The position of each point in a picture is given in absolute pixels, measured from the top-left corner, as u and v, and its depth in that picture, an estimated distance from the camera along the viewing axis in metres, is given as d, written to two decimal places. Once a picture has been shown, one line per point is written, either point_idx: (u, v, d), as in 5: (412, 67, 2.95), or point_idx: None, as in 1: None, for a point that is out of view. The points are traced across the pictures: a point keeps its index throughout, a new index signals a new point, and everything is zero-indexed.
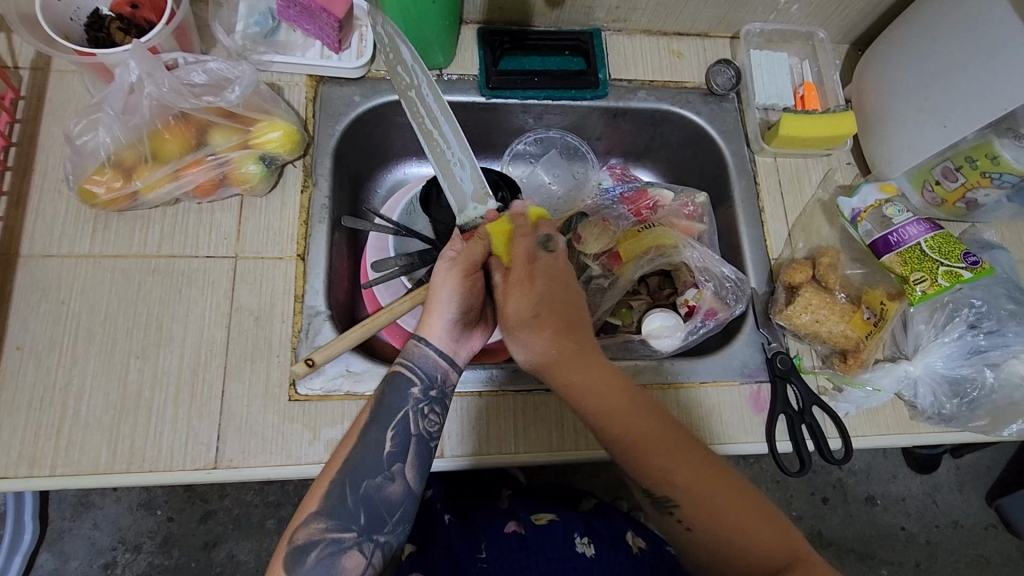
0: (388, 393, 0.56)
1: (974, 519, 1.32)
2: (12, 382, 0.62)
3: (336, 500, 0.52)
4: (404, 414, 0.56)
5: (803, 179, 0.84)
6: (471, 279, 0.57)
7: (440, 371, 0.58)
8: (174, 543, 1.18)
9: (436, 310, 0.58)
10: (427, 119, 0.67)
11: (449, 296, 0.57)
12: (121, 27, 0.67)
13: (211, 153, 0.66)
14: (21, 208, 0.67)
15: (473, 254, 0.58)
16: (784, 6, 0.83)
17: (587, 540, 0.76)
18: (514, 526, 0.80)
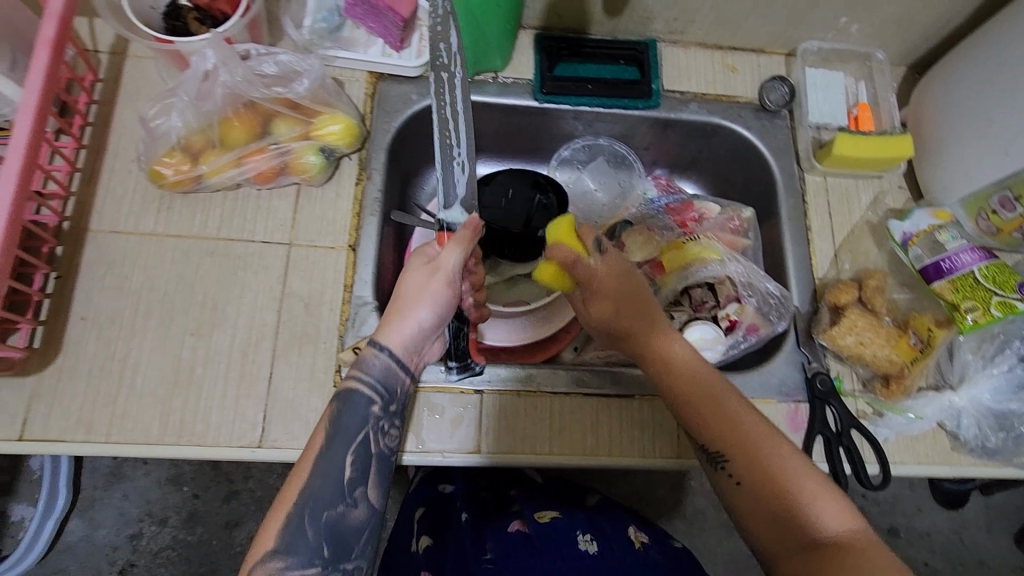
0: (344, 412, 0.56)
1: (1002, 561, 1.27)
2: (75, 350, 0.64)
3: (296, 535, 0.52)
4: (364, 434, 0.56)
5: (853, 200, 0.83)
6: (444, 287, 0.60)
7: (399, 384, 0.59)
8: (198, 519, 1.22)
9: (400, 311, 0.59)
10: (449, 118, 0.64)
11: (414, 299, 0.59)
12: (197, 17, 0.70)
13: (273, 142, 0.68)
14: (92, 185, 0.70)
15: (450, 257, 0.60)
16: (843, 25, 0.83)
17: (590, 537, 0.77)
18: (518, 526, 0.81)
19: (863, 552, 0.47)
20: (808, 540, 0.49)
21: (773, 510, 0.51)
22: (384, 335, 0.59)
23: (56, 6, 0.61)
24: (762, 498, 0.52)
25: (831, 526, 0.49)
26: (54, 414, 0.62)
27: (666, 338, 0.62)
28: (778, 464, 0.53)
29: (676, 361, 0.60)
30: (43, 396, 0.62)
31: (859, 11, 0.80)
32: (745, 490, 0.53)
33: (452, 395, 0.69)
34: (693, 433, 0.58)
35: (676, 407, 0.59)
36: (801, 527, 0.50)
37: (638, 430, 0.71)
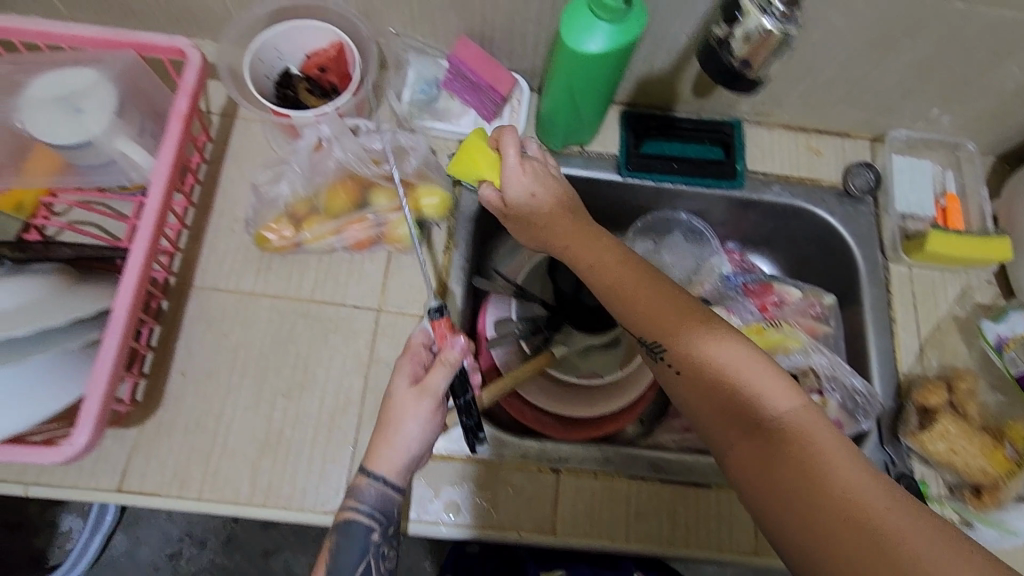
0: (342, 543, 0.58)
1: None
2: (174, 405, 0.67)
3: None
4: (365, 563, 0.58)
5: (939, 293, 0.81)
6: (429, 408, 0.59)
7: (394, 508, 0.59)
8: (237, 546, 1.23)
9: (388, 439, 0.58)
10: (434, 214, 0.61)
11: (398, 421, 0.58)
12: (306, 88, 0.74)
13: (373, 213, 0.70)
14: (198, 243, 0.73)
15: (434, 380, 0.59)
16: (936, 116, 0.82)
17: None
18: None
19: (809, 439, 0.46)
20: (764, 434, 0.48)
21: (724, 408, 0.50)
22: (375, 462, 0.58)
23: (188, 83, 0.64)
24: (708, 397, 0.51)
25: (774, 408, 0.49)
26: (152, 468, 0.65)
27: (591, 241, 0.61)
28: (721, 355, 0.51)
29: (609, 273, 0.58)
30: (142, 449, 0.65)
31: (955, 104, 0.79)
32: (685, 387, 0.53)
33: (530, 473, 0.70)
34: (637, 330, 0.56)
35: (613, 296, 0.58)
36: (755, 421, 0.49)
37: (715, 521, 0.70)
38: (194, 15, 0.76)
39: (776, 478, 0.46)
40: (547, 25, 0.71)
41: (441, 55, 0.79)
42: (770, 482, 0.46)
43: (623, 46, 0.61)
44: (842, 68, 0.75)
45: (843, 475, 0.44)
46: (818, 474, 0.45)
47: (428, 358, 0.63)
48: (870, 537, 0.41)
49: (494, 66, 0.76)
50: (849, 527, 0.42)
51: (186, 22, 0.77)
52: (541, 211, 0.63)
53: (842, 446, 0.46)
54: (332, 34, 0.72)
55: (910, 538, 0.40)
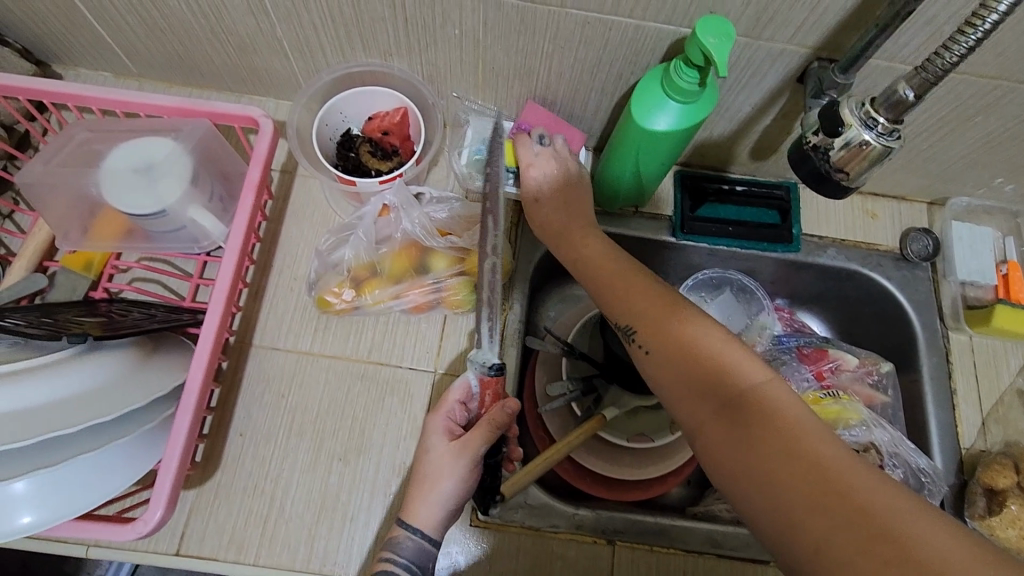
0: None
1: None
2: (232, 466, 0.67)
3: None
4: None
5: (1000, 364, 0.79)
6: (472, 467, 0.57)
7: (428, 561, 0.56)
8: None
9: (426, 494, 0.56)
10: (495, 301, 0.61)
11: (434, 479, 0.57)
12: (369, 150, 0.75)
13: (433, 278, 0.71)
14: (258, 300, 0.73)
15: (476, 437, 0.57)
16: (997, 184, 0.81)
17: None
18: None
19: (776, 409, 0.44)
20: (727, 404, 0.46)
21: (686, 383, 0.49)
22: (411, 515, 0.56)
23: (260, 152, 0.65)
24: (671, 372, 0.50)
25: (744, 378, 0.47)
26: (209, 531, 0.64)
27: (586, 240, 0.67)
28: (690, 331, 0.51)
29: (598, 272, 0.63)
30: (200, 511, 0.65)
31: (1018, 174, 0.78)
32: (654, 365, 0.52)
33: (585, 543, 0.69)
34: (621, 319, 0.57)
35: (599, 291, 0.61)
36: (714, 391, 0.47)
37: None
38: (259, 75, 0.77)
39: (736, 450, 0.44)
40: (609, 93, 0.72)
41: (500, 117, 0.79)
42: (737, 449, 0.44)
43: (692, 124, 0.62)
44: (905, 138, 0.74)
45: (812, 442, 0.42)
46: (781, 449, 0.42)
47: (463, 414, 0.61)
48: (842, 509, 0.39)
49: (563, 125, 0.76)
50: (811, 504, 0.40)
51: (251, 81, 0.79)
52: (541, 207, 0.72)
53: (810, 417, 0.44)
54: (397, 101, 0.74)
55: (856, 519, 0.38)
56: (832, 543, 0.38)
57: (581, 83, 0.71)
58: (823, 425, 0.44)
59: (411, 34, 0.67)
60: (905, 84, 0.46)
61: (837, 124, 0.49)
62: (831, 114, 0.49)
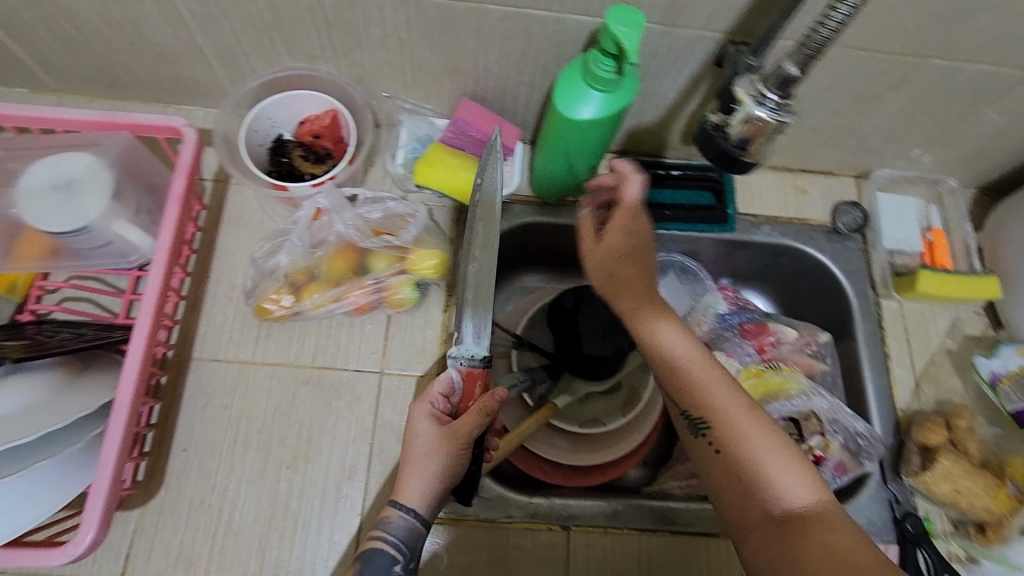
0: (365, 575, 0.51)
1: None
2: (177, 482, 0.66)
3: None
4: None
5: (929, 326, 0.83)
6: (462, 450, 0.56)
7: (417, 539, 0.53)
8: None
9: (414, 473, 0.54)
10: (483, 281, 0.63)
11: (423, 461, 0.55)
12: (302, 154, 0.74)
13: (373, 278, 0.70)
14: (196, 312, 0.72)
15: (467, 420, 0.56)
16: (916, 155, 0.85)
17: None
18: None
19: (824, 528, 0.48)
20: (780, 523, 0.50)
21: (737, 488, 0.53)
22: (399, 494, 0.54)
23: (185, 163, 0.64)
24: (731, 477, 0.54)
25: (791, 496, 0.50)
26: (156, 550, 0.63)
27: (640, 285, 0.62)
28: (753, 446, 0.53)
29: (656, 342, 0.59)
30: (146, 530, 0.64)
31: (935, 145, 0.81)
32: (711, 462, 0.56)
33: (540, 532, 0.69)
34: (676, 401, 0.59)
35: (659, 368, 0.60)
36: (767, 507, 0.51)
37: (726, 570, 0.70)
38: (184, 84, 0.76)
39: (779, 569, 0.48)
40: (537, 86, 0.72)
41: (433, 115, 0.79)
42: (783, 571, 0.48)
43: (613, 112, 0.63)
44: (825, 117, 0.77)
45: (841, 543, 0.46)
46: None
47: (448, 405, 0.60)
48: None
49: (498, 122, 0.76)
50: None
51: (177, 91, 0.77)
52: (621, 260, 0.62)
53: (852, 528, 0.48)
54: (326, 103, 0.73)
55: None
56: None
57: (510, 77, 0.71)
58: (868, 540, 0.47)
59: (334, 38, 0.66)
60: (790, 61, 0.49)
61: (734, 102, 0.53)
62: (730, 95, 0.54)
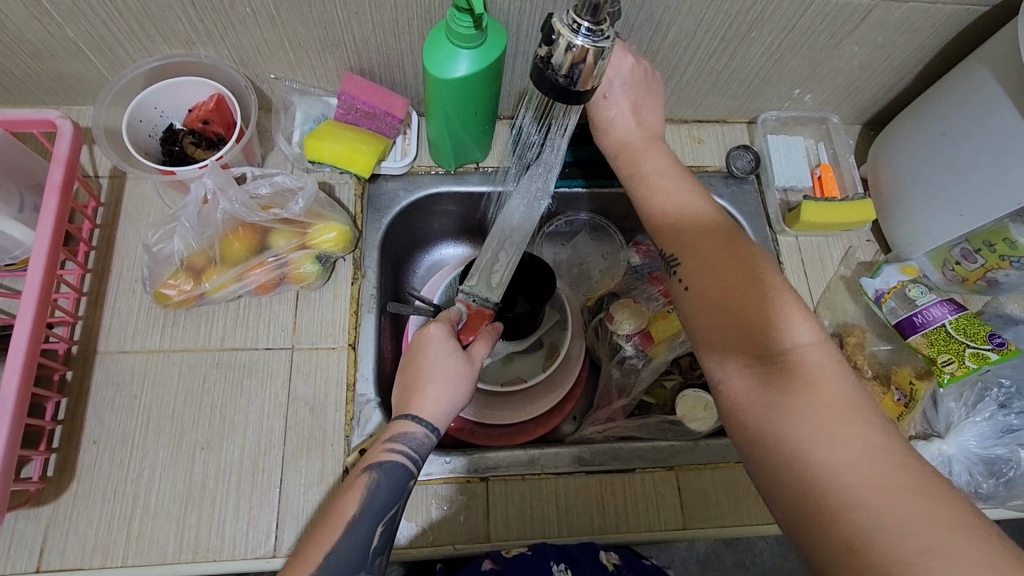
0: (382, 481, 0.58)
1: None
2: (89, 475, 0.66)
3: None
4: (393, 509, 0.58)
5: (825, 256, 0.87)
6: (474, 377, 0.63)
7: (428, 449, 0.60)
8: None
9: (436, 391, 0.60)
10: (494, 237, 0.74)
11: (445, 383, 0.61)
12: (192, 141, 0.74)
13: (273, 255, 0.71)
14: (99, 307, 0.72)
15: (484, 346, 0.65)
16: (798, 95, 0.89)
17: (564, 566, 0.67)
18: (490, 564, 0.69)
19: (814, 375, 0.49)
20: (770, 368, 0.51)
21: (721, 320, 0.55)
22: (415, 407, 0.60)
23: (62, 154, 0.65)
24: (714, 312, 0.56)
25: (782, 344, 0.51)
26: (71, 542, 0.63)
27: (656, 176, 0.65)
28: (762, 293, 0.55)
29: (664, 209, 0.63)
30: (59, 524, 0.64)
31: (811, 84, 0.86)
32: (693, 301, 0.58)
33: (459, 485, 0.71)
34: (666, 254, 0.61)
35: (657, 233, 0.63)
36: (759, 348, 0.52)
37: (643, 504, 0.72)
38: (68, 83, 0.76)
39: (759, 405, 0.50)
40: (418, 54, 0.74)
41: (325, 93, 0.80)
42: (766, 410, 0.49)
43: (483, 68, 0.65)
44: (701, 63, 0.80)
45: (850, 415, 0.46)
46: (810, 424, 0.47)
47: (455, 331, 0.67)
48: (830, 487, 0.43)
49: (385, 92, 0.77)
50: (817, 483, 0.44)
51: (62, 91, 0.77)
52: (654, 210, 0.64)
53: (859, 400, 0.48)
54: (212, 88, 0.74)
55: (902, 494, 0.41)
56: (826, 515, 0.43)
57: (389, 48, 0.73)
58: (858, 397, 0.48)
59: (205, 20, 0.67)
60: None
61: (550, 35, 0.50)
62: (547, 26, 0.51)
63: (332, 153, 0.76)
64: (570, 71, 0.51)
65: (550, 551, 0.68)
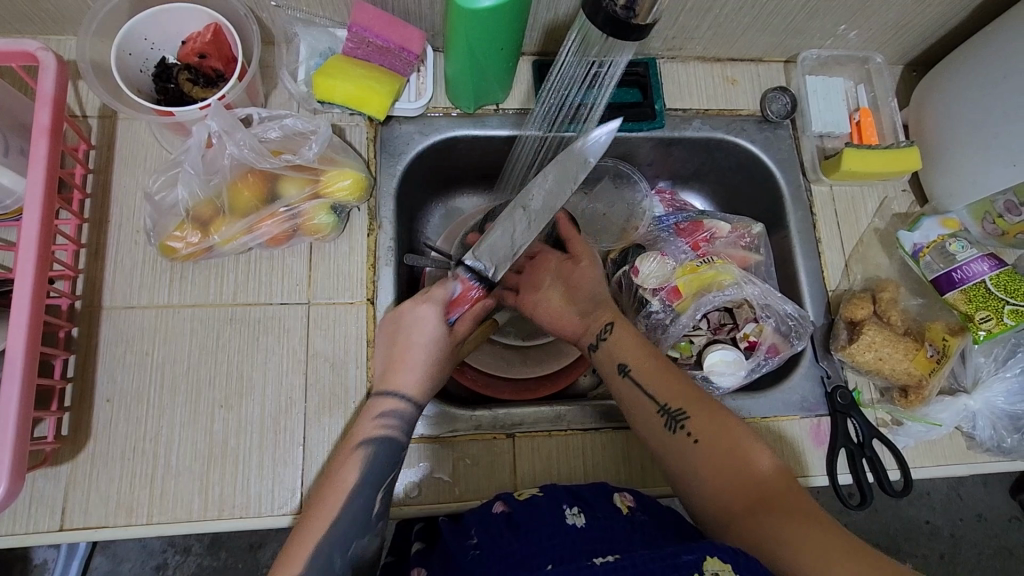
0: (374, 457, 0.59)
1: (998, 511, 1.34)
2: (105, 434, 0.64)
3: (326, 558, 0.53)
4: (391, 478, 0.60)
5: (859, 207, 0.83)
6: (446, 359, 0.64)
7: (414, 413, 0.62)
8: (221, 544, 1.15)
9: (403, 361, 0.62)
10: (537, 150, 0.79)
11: (411, 352, 0.63)
12: (189, 78, 0.68)
13: (285, 205, 0.66)
14: (100, 260, 0.68)
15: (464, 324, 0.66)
16: (842, 32, 0.82)
17: (578, 509, 0.58)
18: (501, 506, 0.61)
19: (812, 509, 0.52)
20: (743, 498, 0.54)
21: (728, 492, 0.55)
22: (396, 384, 0.62)
23: (48, 91, 0.59)
24: (719, 484, 0.55)
25: (774, 482, 0.54)
26: (93, 501, 0.62)
27: (633, 343, 0.65)
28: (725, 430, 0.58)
29: (647, 364, 0.63)
30: (79, 483, 0.62)
31: (859, 19, 0.79)
32: (704, 491, 0.56)
33: (485, 442, 0.70)
34: (654, 395, 0.61)
35: (647, 378, 0.62)
36: (725, 471, 0.56)
37: None
38: (46, 9, 0.68)
39: (761, 510, 0.52)
40: None
41: (332, 25, 0.73)
42: (778, 524, 0.51)
43: None
44: None
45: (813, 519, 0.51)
46: (788, 532, 0.50)
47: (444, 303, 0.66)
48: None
49: (399, 23, 0.69)
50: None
51: (39, 17, 0.69)
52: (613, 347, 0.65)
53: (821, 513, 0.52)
54: (207, 17, 0.66)
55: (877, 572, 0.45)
56: None
57: None
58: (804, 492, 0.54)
59: None
60: None
61: None
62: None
63: (346, 96, 0.70)
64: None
65: (561, 496, 0.60)
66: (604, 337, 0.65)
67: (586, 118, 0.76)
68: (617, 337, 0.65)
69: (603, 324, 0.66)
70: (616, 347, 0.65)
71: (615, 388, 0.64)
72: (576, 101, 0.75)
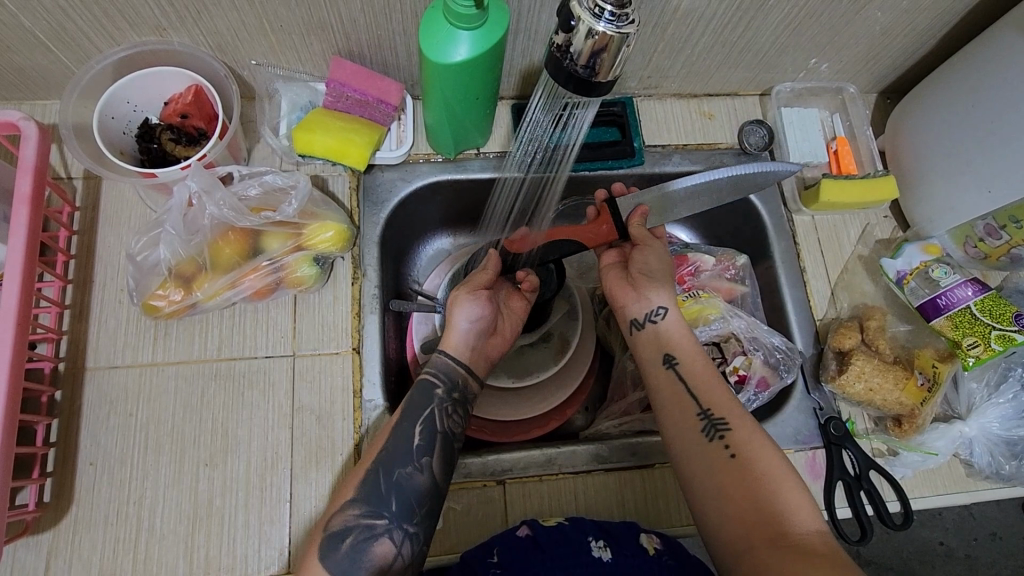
0: (415, 396, 0.63)
1: (1013, 530, 1.30)
2: (88, 499, 0.63)
3: (371, 484, 0.58)
4: (429, 412, 0.62)
5: (842, 234, 0.84)
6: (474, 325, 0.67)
7: (459, 374, 0.65)
8: None
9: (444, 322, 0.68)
10: (509, 195, 0.81)
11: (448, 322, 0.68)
12: (171, 137, 0.69)
13: (268, 259, 0.67)
14: (84, 321, 0.68)
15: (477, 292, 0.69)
16: (814, 65, 0.84)
17: (604, 542, 0.59)
18: (525, 530, 0.62)
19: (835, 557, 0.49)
20: (762, 526, 0.52)
21: (745, 521, 0.52)
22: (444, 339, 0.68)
23: (29, 160, 0.60)
24: (736, 506, 0.53)
25: (799, 525, 0.51)
26: (75, 569, 0.61)
27: (686, 338, 0.64)
28: (758, 458, 0.56)
29: (696, 364, 0.63)
30: (60, 551, 0.61)
31: (828, 52, 0.81)
32: (720, 511, 0.54)
33: (475, 489, 0.69)
34: (697, 397, 0.61)
35: (691, 376, 0.62)
36: (749, 493, 0.54)
37: (665, 498, 0.71)
38: (30, 76, 0.70)
39: (782, 549, 0.50)
40: (412, 34, 0.68)
41: (311, 79, 0.74)
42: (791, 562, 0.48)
43: (483, 52, 0.59)
44: (715, 34, 0.75)
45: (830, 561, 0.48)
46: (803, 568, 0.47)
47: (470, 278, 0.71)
48: None
49: (377, 78, 0.72)
50: None
51: (23, 84, 0.71)
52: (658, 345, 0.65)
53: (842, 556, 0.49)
54: (188, 79, 0.68)
55: None
56: None
57: (379, 27, 0.67)
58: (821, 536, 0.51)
59: (175, 4, 0.61)
60: None
61: (569, 21, 0.48)
62: (565, 10, 0.48)
63: (326, 146, 0.70)
64: (589, 60, 0.49)
65: (590, 527, 0.61)
66: (655, 318, 0.65)
67: (559, 159, 0.76)
68: (672, 330, 0.65)
69: (659, 306, 0.65)
70: (665, 336, 0.64)
71: (659, 379, 0.63)
72: (552, 143, 0.75)
